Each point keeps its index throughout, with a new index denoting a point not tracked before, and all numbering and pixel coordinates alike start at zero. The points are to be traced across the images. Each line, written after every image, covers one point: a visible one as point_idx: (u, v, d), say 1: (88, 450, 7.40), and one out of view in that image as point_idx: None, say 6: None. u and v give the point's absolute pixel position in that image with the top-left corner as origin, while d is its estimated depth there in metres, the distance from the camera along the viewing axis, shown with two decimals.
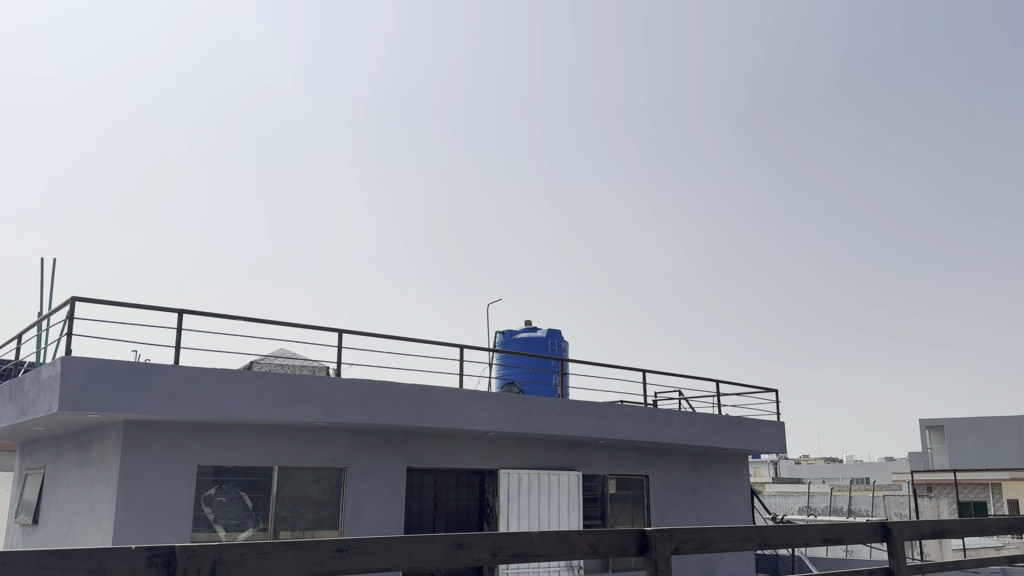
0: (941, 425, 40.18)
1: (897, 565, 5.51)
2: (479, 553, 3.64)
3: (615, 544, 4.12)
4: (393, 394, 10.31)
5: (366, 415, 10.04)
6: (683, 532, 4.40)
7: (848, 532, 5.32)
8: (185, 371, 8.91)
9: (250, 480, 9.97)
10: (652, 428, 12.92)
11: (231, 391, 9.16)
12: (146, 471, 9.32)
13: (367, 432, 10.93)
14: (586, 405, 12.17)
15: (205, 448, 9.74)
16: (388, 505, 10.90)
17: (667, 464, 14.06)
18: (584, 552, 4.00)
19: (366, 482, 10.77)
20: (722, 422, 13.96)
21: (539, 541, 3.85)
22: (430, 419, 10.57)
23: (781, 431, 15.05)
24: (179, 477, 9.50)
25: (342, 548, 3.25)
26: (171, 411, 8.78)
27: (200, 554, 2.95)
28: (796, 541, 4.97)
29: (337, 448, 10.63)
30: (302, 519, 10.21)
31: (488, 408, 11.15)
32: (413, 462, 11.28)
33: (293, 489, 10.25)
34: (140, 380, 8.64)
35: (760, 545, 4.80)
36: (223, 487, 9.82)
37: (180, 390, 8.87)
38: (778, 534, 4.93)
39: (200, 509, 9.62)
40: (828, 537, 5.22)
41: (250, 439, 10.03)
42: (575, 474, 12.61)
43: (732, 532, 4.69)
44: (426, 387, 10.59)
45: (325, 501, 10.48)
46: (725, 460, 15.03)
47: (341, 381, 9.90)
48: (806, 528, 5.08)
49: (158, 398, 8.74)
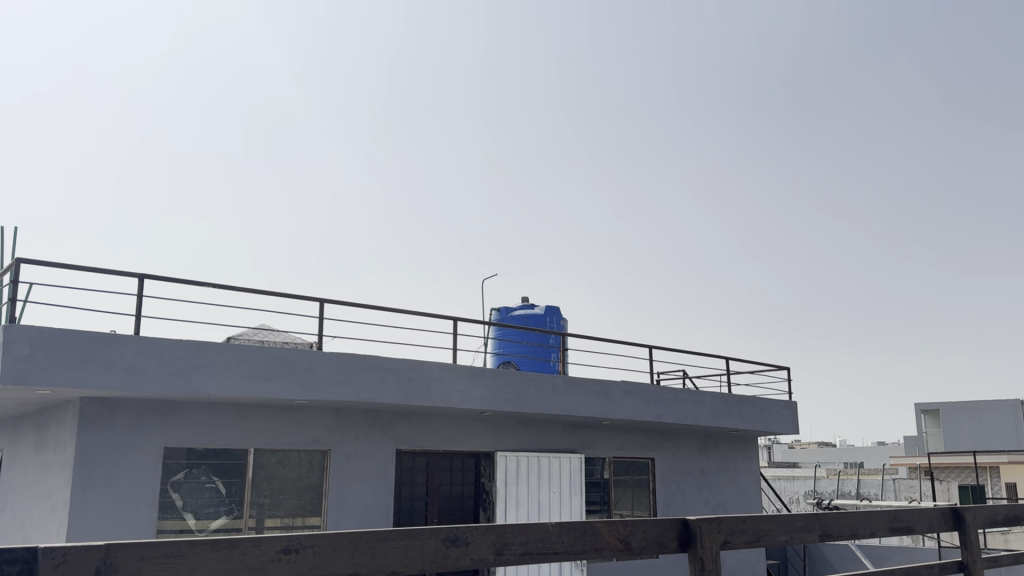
0: (937, 408, 39.41)
1: (971, 559, 4.66)
2: (481, 551, 2.76)
3: (651, 537, 3.24)
4: (380, 369, 9.41)
5: (351, 393, 9.14)
6: (734, 521, 3.53)
7: (917, 520, 4.47)
8: (147, 341, 7.99)
9: (223, 463, 9.09)
10: (659, 407, 12.08)
11: (200, 365, 8.25)
12: (105, 452, 8.40)
13: (353, 412, 10.04)
14: (589, 382, 11.31)
15: (173, 429, 8.83)
16: (376, 491, 10.04)
17: (673, 446, 13.23)
18: (612, 549, 3.12)
19: (351, 466, 9.90)
20: (732, 401, 13.13)
21: (557, 535, 2.98)
22: (420, 398, 9.68)
23: (793, 411, 14.23)
24: (142, 460, 8.60)
25: (291, 549, 2.36)
26: (132, 387, 7.87)
27: (78, 556, 2.06)
28: (862, 532, 4.13)
29: (319, 429, 9.74)
30: (281, 506, 9.33)
31: (485, 384, 10.27)
32: (403, 444, 10.39)
33: (271, 474, 9.36)
34: (96, 351, 7.73)
35: (822, 536, 3.96)
36: (193, 471, 8.93)
37: (142, 362, 7.95)
38: (841, 523, 4.06)
39: (168, 496, 8.72)
40: (896, 525, 4.37)
41: (223, 418, 9.13)
42: (577, 456, 11.81)
43: (790, 522, 3.82)
44: (417, 361, 9.71)
45: (307, 487, 9.60)
46: (734, 442, 14.21)
47: (323, 354, 8.99)
48: (872, 514, 4.23)
49: (117, 371, 7.83)
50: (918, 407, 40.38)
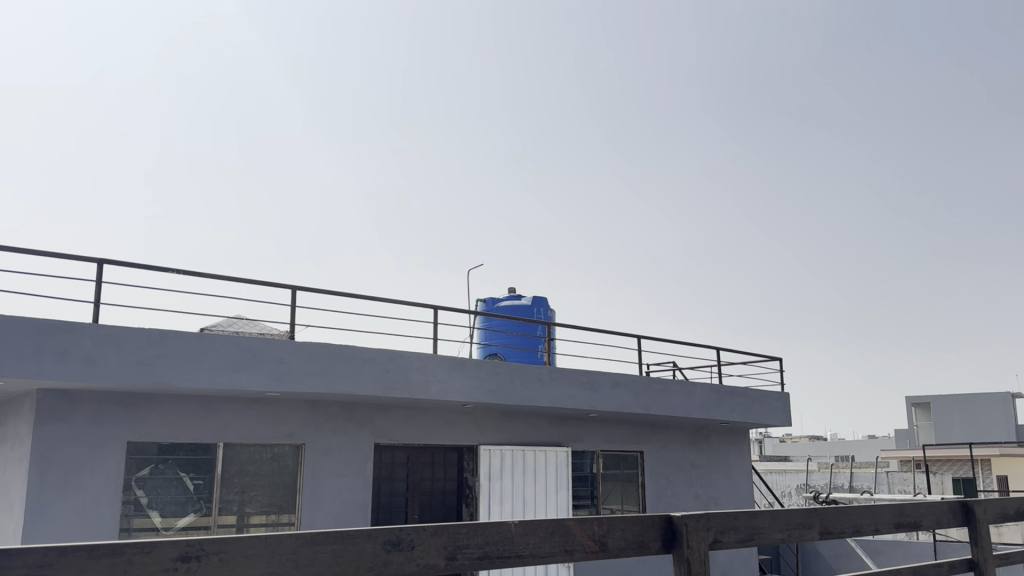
0: (928, 401, 39.28)
1: (981, 557, 4.29)
2: (430, 556, 2.37)
3: (631, 537, 2.85)
4: (357, 360, 8.99)
5: (324, 384, 8.72)
6: (724, 518, 3.15)
7: (924, 515, 4.11)
8: (105, 330, 7.57)
9: (192, 458, 8.66)
10: (648, 399, 11.70)
11: (163, 355, 7.83)
12: (63, 447, 7.98)
13: (329, 404, 9.63)
14: (576, 373, 10.93)
15: (137, 422, 8.40)
16: (353, 487, 9.64)
17: (663, 438, 12.88)
18: (585, 550, 2.72)
19: (327, 461, 9.49)
20: (723, 393, 12.77)
21: (520, 537, 2.58)
22: (399, 390, 9.27)
23: (786, 402, 13.87)
24: (103, 455, 8.17)
25: (190, 555, 2.01)
26: (89, 377, 7.45)
27: None
28: (864, 528, 3.76)
29: (293, 422, 9.33)
30: (252, 503, 8.91)
31: (467, 376, 9.87)
32: (382, 438, 9.99)
33: (242, 469, 8.95)
34: (50, 340, 7.30)
35: (822, 534, 3.58)
36: (159, 467, 8.50)
37: (100, 352, 7.53)
38: (842, 519, 3.69)
39: (131, 493, 8.29)
40: (902, 521, 4.00)
41: (191, 411, 8.71)
42: (563, 449, 11.44)
43: (787, 518, 3.44)
44: (395, 351, 9.30)
45: (281, 483, 9.20)
46: (726, 434, 13.86)
47: (295, 344, 8.58)
48: (875, 509, 3.87)
49: (73, 361, 7.41)
50: (908, 401, 40.23)
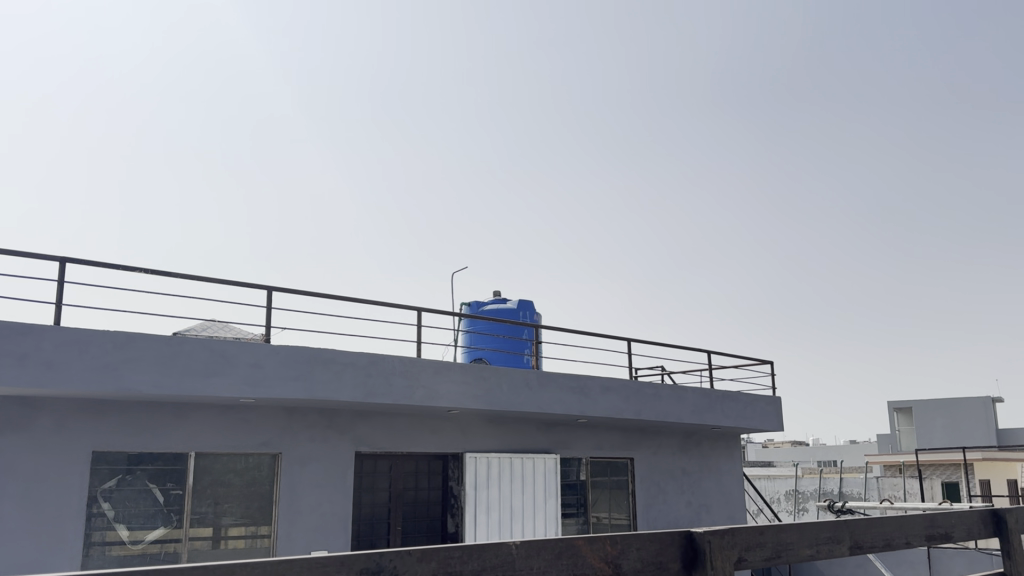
0: (910, 405, 39.28)
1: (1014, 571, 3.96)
2: None
3: (648, 558, 2.48)
4: (336, 364, 8.58)
5: (302, 390, 8.30)
6: (750, 533, 2.78)
7: (956, 525, 3.77)
8: (67, 332, 7.13)
9: (162, 469, 8.21)
10: (639, 404, 11.35)
11: (130, 359, 7.38)
12: (23, 457, 7.51)
13: (307, 411, 9.21)
14: (565, 378, 10.56)
15: (103, 431, 7.94)
16: (333, 498, 9.21)
17: (653, 445, 12.53)
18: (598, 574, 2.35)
19: (306, 471, 9.07)
20: (715, 397, 12.44)
21: (522, 560, 2.20)
22: (381, 395, 8.86)
23: (777, 406, 13.56)
24: (67, 465, 7.71)
25: None
26: (50, 383, 7.00)
27: None
28: (895, 541, 3.41)
29: (269, 430, 8.90)
30: (226, 515, 8.46)
31: (452, 380, 9.48)
32: (364, 446, 9.57)
33: (216, 480, 8.50)
34: (8, 343, 6.85)
35: (852, 549, 3.22)
36: (127, 478, 8.03)
37: (61, 356, 7.08)
38: (873, 532, 3.34)
39: (97, 506, 7.82)
40: (934, 533, 3.65)
41: (161, 419, 8.26)
42: (552, 457, 11.07)
43: (816, 532, 3.08)
44: (377, 355, 8.90)
45: (256, 494, 8.75)
46: (717, 440, 13.53)
47: (271, 347, 8.16)
48: (906, 520, 3.52)
49: (33, 366, 6.95)
50: (891, 406, 40.21)
